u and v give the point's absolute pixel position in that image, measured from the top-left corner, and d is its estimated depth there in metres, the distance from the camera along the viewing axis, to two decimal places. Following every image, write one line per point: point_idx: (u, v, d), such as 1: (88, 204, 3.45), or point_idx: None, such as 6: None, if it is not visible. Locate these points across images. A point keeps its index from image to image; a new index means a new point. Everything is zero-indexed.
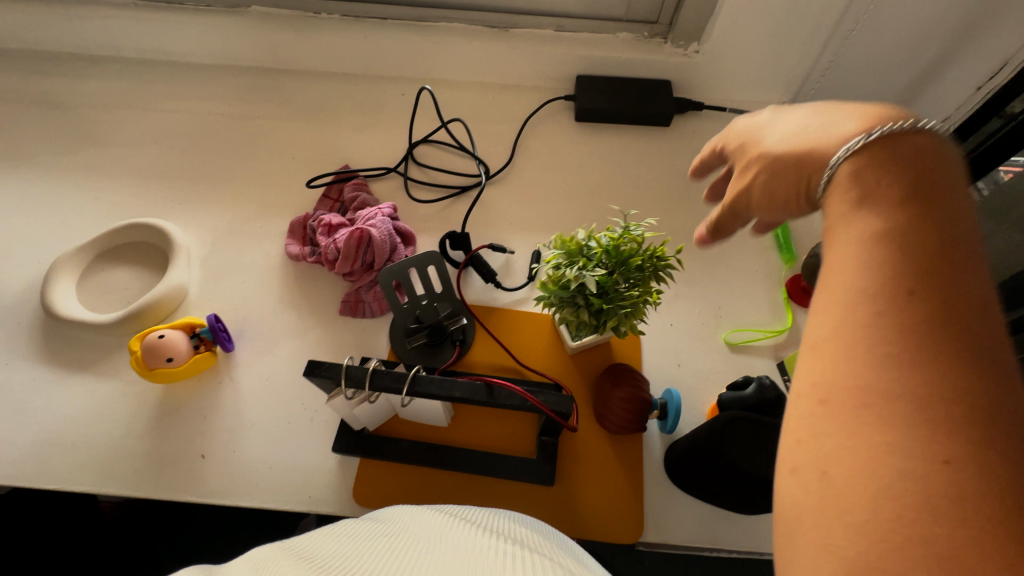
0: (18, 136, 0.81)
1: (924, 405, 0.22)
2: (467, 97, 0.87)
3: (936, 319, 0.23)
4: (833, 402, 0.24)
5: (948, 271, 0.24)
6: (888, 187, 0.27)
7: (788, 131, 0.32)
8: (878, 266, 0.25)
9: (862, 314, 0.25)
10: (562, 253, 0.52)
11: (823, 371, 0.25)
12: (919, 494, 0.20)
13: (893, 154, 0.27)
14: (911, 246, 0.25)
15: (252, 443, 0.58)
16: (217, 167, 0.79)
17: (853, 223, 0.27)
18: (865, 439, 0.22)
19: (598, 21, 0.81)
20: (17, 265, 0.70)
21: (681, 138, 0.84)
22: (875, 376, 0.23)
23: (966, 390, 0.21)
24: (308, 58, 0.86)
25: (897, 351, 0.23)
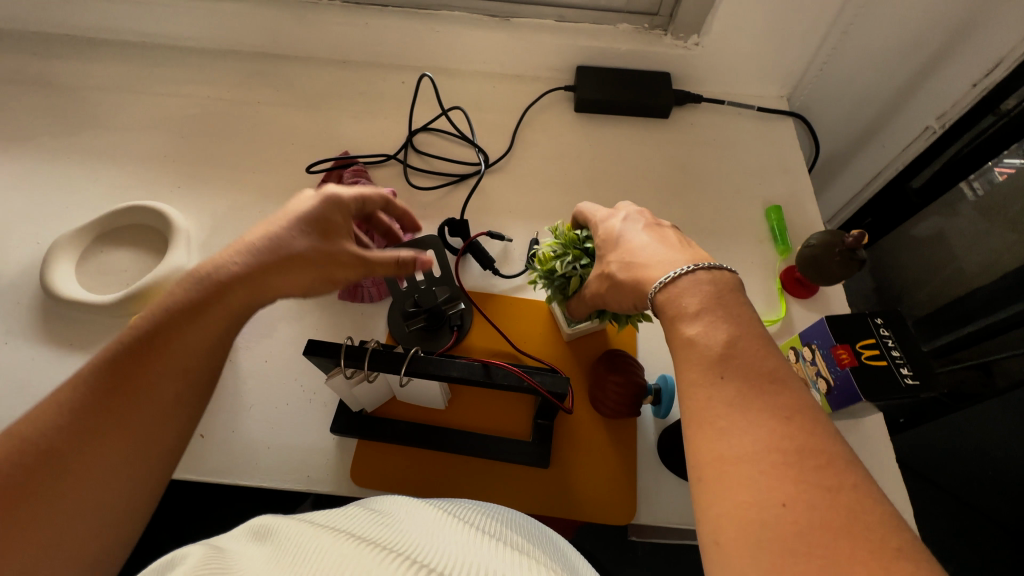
0: (17, 117, 0.81)
1: (757, 464, 0.29)
2: (468, 86, 0.88)
3: (739, 390, 0.32)
4: (706, 476, 0.31)
5: (743, 360, 0.33)
6: (693, 304, 0.36)
7: (624, 261, 0.43)
8: (697, 366, 0.34)
9: (698, 402, 0.33)
10: (556, 240, 0.53)
11: (694, 454, 0.32)
12: (780, 539, 0.27)
13: (691, 283, 0.37)
14: (713, 351, 0.34)
15: (252, 423, 0.58)
16: (218, 152, 0.79)
17: (678, 334, 0.36)
18: (736, 507, 0.29)
19: (599, 13, 0.81)
20: (16, 245, 0.70)
21: (680, 131, 0.85)
22: (717, 449, 0.31)
23: (772, 437, 0.30)
24: (310, 45, 0.86)
25: (729, 423, 0.31)
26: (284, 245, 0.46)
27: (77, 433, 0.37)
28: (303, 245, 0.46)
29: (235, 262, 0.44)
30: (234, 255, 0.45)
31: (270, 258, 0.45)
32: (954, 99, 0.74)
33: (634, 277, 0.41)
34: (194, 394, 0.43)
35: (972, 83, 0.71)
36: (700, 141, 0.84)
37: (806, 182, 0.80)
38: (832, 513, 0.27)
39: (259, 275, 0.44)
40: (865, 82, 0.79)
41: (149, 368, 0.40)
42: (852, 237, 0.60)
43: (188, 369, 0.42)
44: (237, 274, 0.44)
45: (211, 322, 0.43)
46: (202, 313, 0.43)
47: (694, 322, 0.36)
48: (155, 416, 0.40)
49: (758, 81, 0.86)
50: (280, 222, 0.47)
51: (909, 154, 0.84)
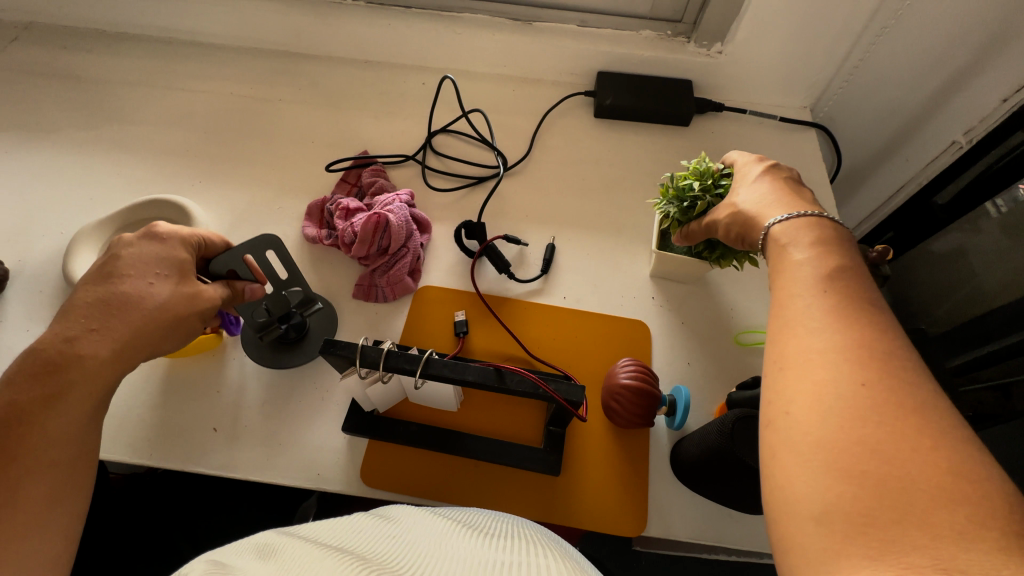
0: (44, 109, 0.82)
1: (846, 350, 0.29)
2: (488, 89, 0.88)
3: (841, 298, 0.32)
4: (786, 361, 0.31)
5: (853, 279, 0.34)
6: (809, 234, 0.38)
7: (752, 198, 0.45)
8: (802, 277, 0.35)
9: (791, 305, 0.34)
10: (694, 168, 0.54)
11: (780, 344, 0.33)
12: (855, 409, 0.27)
13: (807, 223, 0.39)
14: (822, 266, 0.35)
15: (264, 419, 0.58)
16: (238, 148, 0.80)
17: (786, 257, 0.37)
18: (813, 383, 0.29)
19: (622, 19, 0.81)
20: (38, 236, 0.71)
21: (700, 139, 0.84)
22: (804, 338, 0.31)
23: (863, 334, 0.30)
24: (333, 45, 0.87)
25: (822, 317, 0.32)
26: (139, 296, 0.47)
27: None
28: (161, 292, 0.48)
29: (89, 329, 0.45)
30: (76, 326, 0.45)
31: (121, 317, 0.46)
32: (983, 114, 0.72)
33: (757, 212, 0.43)
34: (72, 469, 0.43)
35: (1003, 98, 0.69)
36: (720, 150, 0.83)
37: (828, 194, 0.79)
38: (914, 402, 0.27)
39: (117, 338, 0.46)
40: (893, 91, 0.78)
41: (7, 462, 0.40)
42: (876, 253, 0.59)
43: (55, 450, 0.42)
44: (89, 347, 0.45)
45: (75, 396, 0.43)
46: (62, 392, 0.43)
47: (806, 249, 0.37)
48: (25, 501, 0.40)
49: (782, 90, 0.85)
50: (128, 276, 0.48)
51: (934, 168, 0.83)
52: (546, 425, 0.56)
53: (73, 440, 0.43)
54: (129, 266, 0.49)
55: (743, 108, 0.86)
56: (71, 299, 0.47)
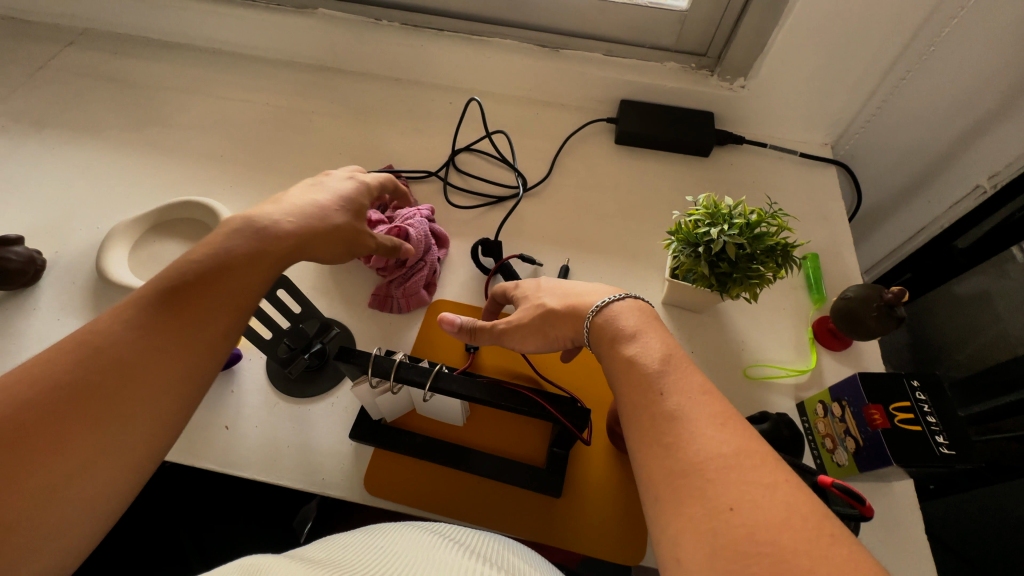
0: (91, 110, 0.87)
1: (688, 458, 0.35)
2: (513, 112, 0.90)
3: (666, 396, 0.39)
4: (661, 493, 0.35)
5: (672, 376, 0.41)
6: (625, 327, 0.45)
7: (557, 293, 0.52)
8: (636, 386, 0.41)
9: (645, 422, 0.39)
10: (705, 210, 0.57)
11: (650, 472, 0.36)
12: (730, 542, 0.30)
13: (623, 312, 0.47)
14: (646, 368, 0.41)
15: (274, 420, 0.59)
16: (269, 155, 0.83)
17: (619, 356, 0.44)
18: (676, 498, 0.34)
19: (646, 50, 0.84)
20: (77, 230, 0.75)
21: (719, 170, 0.85)
22: (655, 456, 0.37)
23: (692, 430, 0.36)
24: (366, 61, 0.90)
25: (656, 433, 0.38)
26: (324, 215, 0.51)
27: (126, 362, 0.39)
28: (342, 220, 0.52)
29: (273, 213, 0.48)
30: (206, 273, 0.43)
31: (255, 272, 0.45)
32: (1008, 161, 0.72)
33: (570, 305, 0.50)
34: (137, 452, 0.38)
35: None
36: (738, 182, 0.84)
37: (846, 232, 0.79)
38: (750, 481, 0.32)
39: (229, 310, 0.44)
40: (915, 133, 0.78)
41: (78, 412, 0.36)
42: (892, 294, 0.59)
43: (132, 419, 0.38)
44: (202, 309, 0.42)
45: (173, 364, 0.40)
46: (160, 350, 0.40)
47: (631, 339, 0.44)
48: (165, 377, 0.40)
49: (803, 126, 0.86)
50: (327, 196, 0.53)
51: (955, 212, 0.83)
52: (550, 446, 0.56)
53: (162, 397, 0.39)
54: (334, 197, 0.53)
55: (763, 142, 0.87)
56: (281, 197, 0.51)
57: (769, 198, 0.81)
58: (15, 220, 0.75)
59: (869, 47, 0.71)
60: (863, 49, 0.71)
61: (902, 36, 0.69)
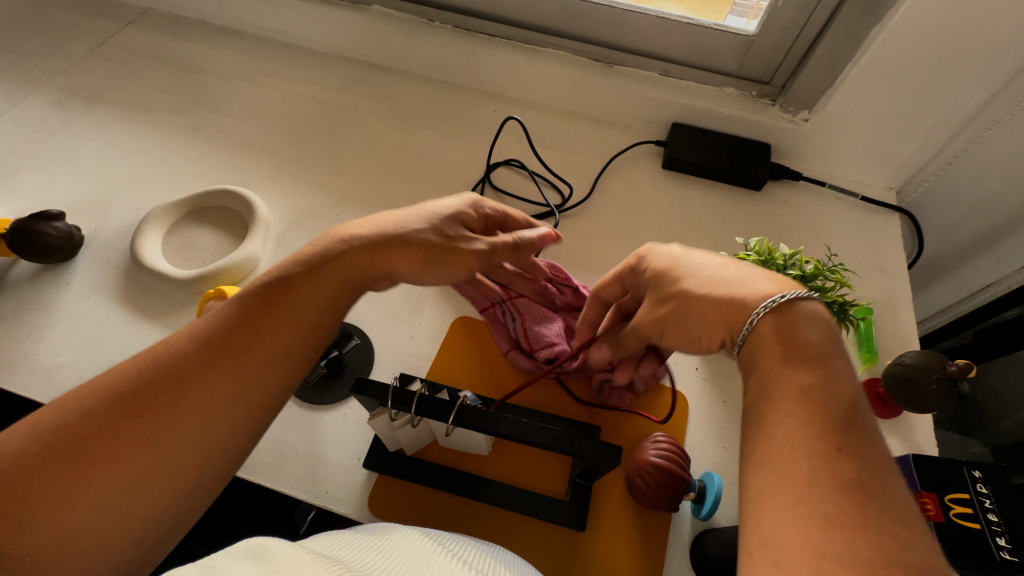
0: (143, 88, 0.88)
1: (849, 547, 0.28)
2: (558, 125, 0.87)
3: (846, 499, 0.30)
4: (785, 565, 0.29)
5: (856, 432, 0.33)
6: (808, 343, 0.36)
7: (707, 278, 0.41)
8: (807, 425, 0.33)
9: (795, 478, 0.32)
10: (759, 256, 0.52)
11: (785, 535, 0.30)
12: None
13: (810, 323, 0.37)
14: (827, 408, 0.33)
15: (286, 424, 0.58)
16: (309, 148, 0.82)
17: (789, 377, 0.35)
18: None
19: (706, 73, 0.80)
20: (117, 209, 0.75)
21: (770, 206, 0.80)
22: (797, 523, 0.30)
23: (866, 519, 0.29)
24: (413, 61, 0.89)
25: (818, 546, 0.29)
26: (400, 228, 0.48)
27: (164, 385, 0.39)
28: (445, 221, 0.50)
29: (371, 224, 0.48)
30: (270, 297, 0.44)
31: (325, 279, 0.45)
32: None
33: (730, 292, 0.40)
34: (183, 475, 0.39)
35: None
36: (790, 221, 0.79)
37: (906, 288, 0.73)
38: None
39: (289, 333, 0.43)
40: (991, 188, 0.72)
41: (128, 432, 0.38)
42: (956, 367, 0.54)
43: (176, 443, 0.38)
44: (259, 332, 0.42)
45: (225, 387, 0.40)
46: (216, 375, 0.40)
47: (806, 360, 0.36)
48: (194, 403, 0.39)
49: (870, 167, 0.79)
50: (419, 211, 0.50)
51: None
52: (572, 476, 0.54)
53: (191, 423, 0.39)
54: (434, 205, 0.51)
55: (822, 181, 0.82)
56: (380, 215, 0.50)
57: (829, 248, 0.75)
58: (62, 193, 0.77)
59: (950, 93, 0.66)
60: (944, 92, 0.66)
61: (989, 85, 0.63)
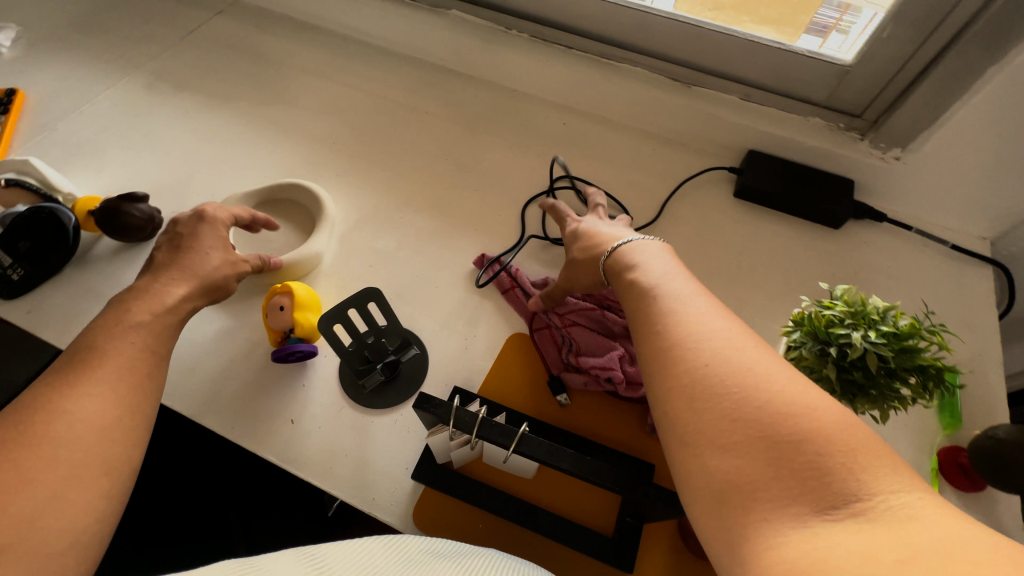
0: (226, 77, 0.91)
1: (674, 336, 0.39)
2: (627, 142, 0.85)
3: (702, 343, 0.37)
4: (651, 375, 0.40)
5: (666, 285, 0.44)
6: (630, 259, 0.49)
7: (590, 236, 0.58)
8: (636, 296, 0.45)
9: (641, 319, 0.43)
10: (848, 307, 0.49)
11: (648, 358, 0.40)
12: (703, 386, 0.35)
13: (627, 249, 0.51)
14: (643, 286, 0.45)
15: (338, 424, 0.59)
16: (377, 147, 0.83)
17: (624, 280, 0.48)
18: (662, 369, 0.38)
19: (791, 101, 0.77)
20: (195, 194, 0.78)
21: (849, 246, 0.76)
22: (646, 343, 0.41)
23: (679, 313, 0.41)
24: (486, 69, 0.89)
25: (682, 371, 0.37)
26: (203, 266, 0.59)
27: (41, 405, 0.43)
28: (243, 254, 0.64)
29: (206, 253, 0.60)
30: (105, 326, 0.50)
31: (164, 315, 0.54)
32: None
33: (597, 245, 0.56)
34: (87, 463, 0.42)
35: None
36: (870, 264, 0.74)
37: (998, 350, 0.67)
38: (724, 343, 0.37)
39: (137, 341, 0.50)
40: None
41: (7, 449, 0.39)
42: None
43: (63, 438, 0.41)
44: (102, 348, 0.48)
45: (97, 384, 0.46)
46: (74, 385, 0.45)
47: (641, 270, 0.47)
48: (81, 402, 0.44)
49: (965, 214, 0.73)
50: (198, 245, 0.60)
51: None
52: (622, 513, 0.52)
53: (84, 419, 0.43)
54: (192, 219, 0.62)
55: (908, 224, 0.77)
56: (183, 240, 0.61)
57: (926, 304, 0.70)
58: (145, 173, 0.80)
59: None
60: None
61: None
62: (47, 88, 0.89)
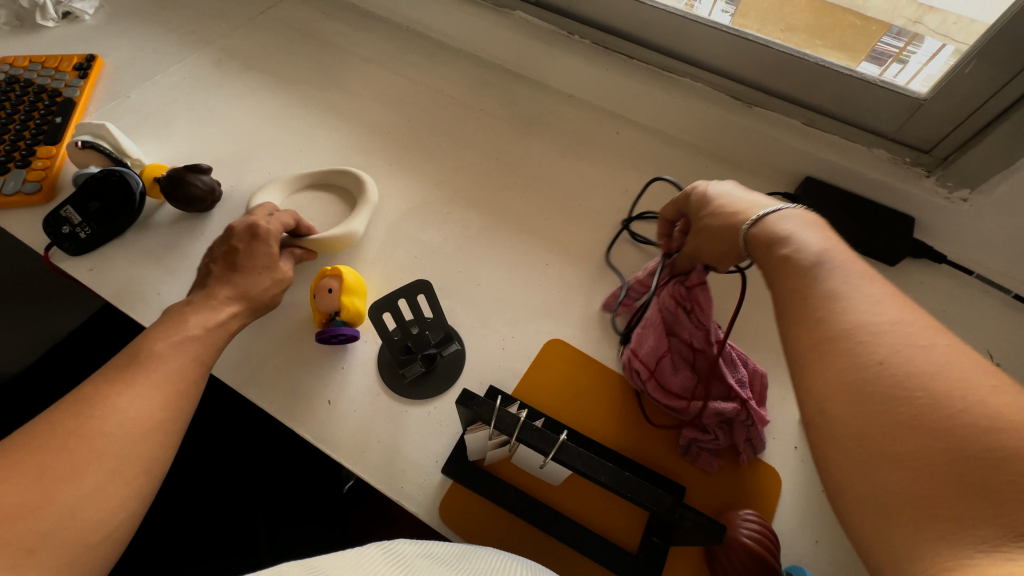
0: (290, 59, 0.94)
1: (837, 326, 0.35)
2: (680, 157, 0.84)
3: (876, 334, 0.33)
4: (805, 361, 0.36)
5: (829, 269, 0.39)
6: (780, 232, 0.43)
7: (722, 204, 0.50)
8: (791, 276, 0.40)
9: (796, 302, 0.39)
10: None
11: (802, 343, 0.37)
12: (874, 387, 0.31)
13: (775, 221, 0.44)
14: (799, 266, 0.40)
15: (374, 411, 0.60)
16: (429, 141, 0.84)
17: (771, 258, 0.43)
18: (821, 359, 0.35)
19: (856, 129, 0.74)
20: (253, 170, 0.81)
21: (902, 286, 0.73)
22: (803, 328, 0.37)
23: (847, 302, 0.36)
24: (544, 72, 0.89)
25: (848, 366, 0.33)
26: (253, 288, 0.61)
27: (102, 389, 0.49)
28: (288, 267, 0.65)
29: (259, 273, 0.62)
30: (163, 332, 0.55)
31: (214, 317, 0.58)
32: None
33: (727, 221, 0.49)
34: (133, 437, 0.47)
35: None
36: (923, 306, 0.72)
37: None
38: (905, 339, 0.32)
39: (191, 332, 0.56)
40: None
41: (73, 427, 0.45)
42: None
43: (118, 417, 0.47)
44: (159, 344, 0.53)
45: (149, 369, 0.51)
46: (133, 379, 0.50)
47: (795, 247, 0.41)
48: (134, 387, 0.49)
49: None
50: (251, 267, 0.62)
51: None
52: (648, 533, 0.52)
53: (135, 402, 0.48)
54: (244, 235, 0.63)
55: (968, 269, 0.74)
56: (237, 256, 0.62)
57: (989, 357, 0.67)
58: (208, 145, 0.83)
59: None
60: None
61: None
62: (123, 56, 0.93)
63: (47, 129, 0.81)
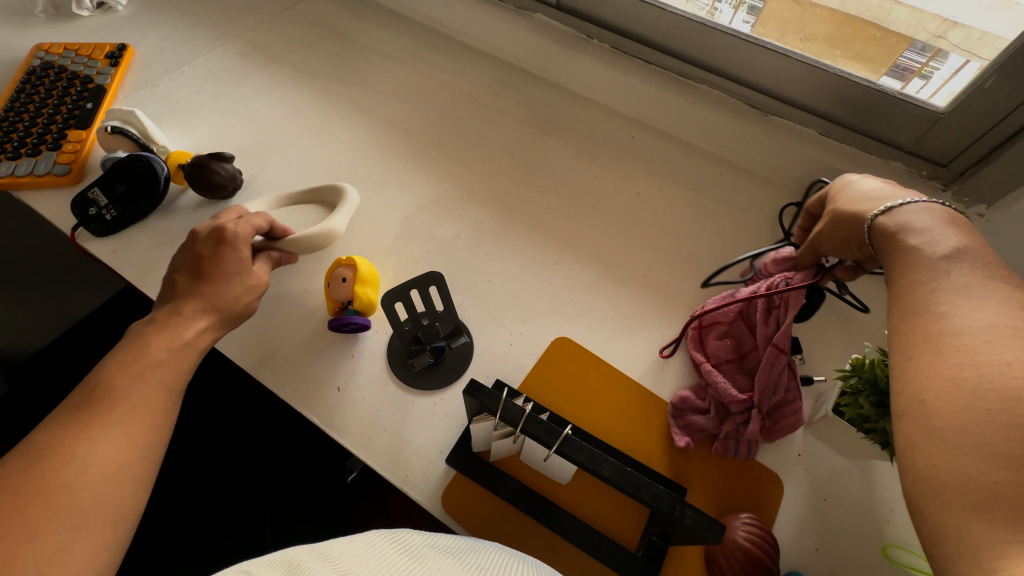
0: (314, 55, 0.96)
1: (959, 322, 0.33)
2: (694, 163, 0.84)
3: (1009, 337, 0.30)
4: (914, 351, 0.34)
5: (960, 264, 0.35)
6: (919, 222, 0.39)
7: (856, 192, 0.47)
8: (913, 265, 0.37)
9: (915, 293, 0.36)
10: None
11: (915, 332, 0.34)
12: (998, 390, 0.29)
13: (913, 211, 0.40)
14: (922, 256, 0.37)
15: (381, 399, 0.61)
16: (446, 138, 0.86)
17: (897, 246, 0.39)
18: (937, 351, 0.32)
19: (874, 142, 0.74)
20: (273, 160, 0.82)
21: None
22: (920, 319, 0.35)
23: (977, 300, 0.33)
24: (562, 75, 0.90)
25: (971, 363, 0.30)
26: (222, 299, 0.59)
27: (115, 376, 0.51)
28: (262, 271, 0.63)
29: (229, 281, 0.60)
30: (179, 320, 0.57)
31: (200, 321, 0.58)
32: None
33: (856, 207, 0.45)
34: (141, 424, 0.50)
35: None
36: None
37: None
38: None
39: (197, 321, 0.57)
40: None
41: (90, 415, 0.48)
42: None
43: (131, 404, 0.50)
44: (172, 330, 0.55)
45: (158, 360, 0.53)
46: (146, 369, 0.52)
47: (927, 240, 0.38)
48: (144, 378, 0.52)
49: None
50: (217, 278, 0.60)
51: None
52: (648, 532, 0.52)
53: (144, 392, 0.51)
54: (210, 241, 0.61)
55: None
56: (203, 262, 0.60)
57: None
58: (231, 135, 0.85)
59: None
60: None
61: None
62: (155, 46, 0.96)
63: (78, 114, 0.83)
